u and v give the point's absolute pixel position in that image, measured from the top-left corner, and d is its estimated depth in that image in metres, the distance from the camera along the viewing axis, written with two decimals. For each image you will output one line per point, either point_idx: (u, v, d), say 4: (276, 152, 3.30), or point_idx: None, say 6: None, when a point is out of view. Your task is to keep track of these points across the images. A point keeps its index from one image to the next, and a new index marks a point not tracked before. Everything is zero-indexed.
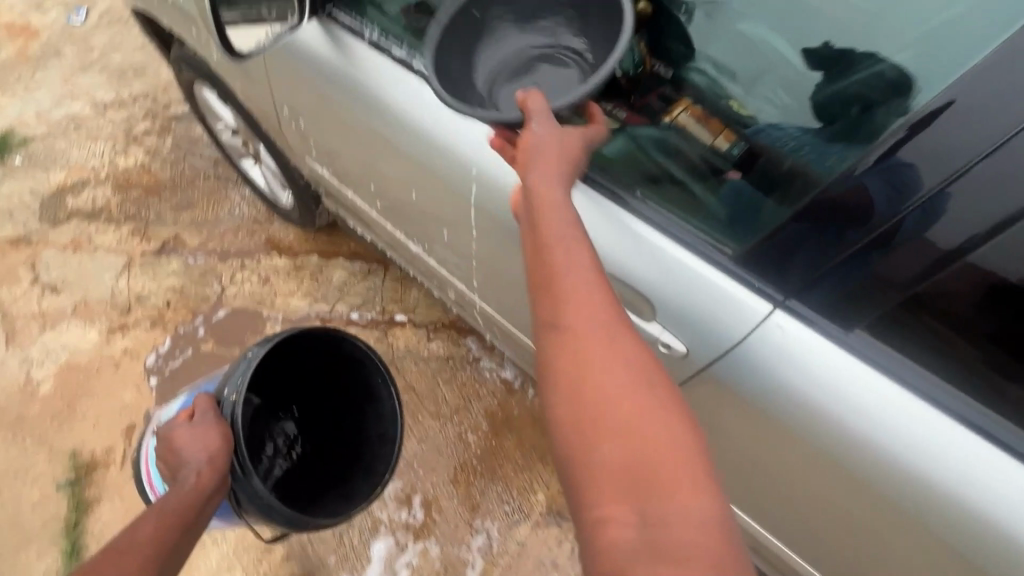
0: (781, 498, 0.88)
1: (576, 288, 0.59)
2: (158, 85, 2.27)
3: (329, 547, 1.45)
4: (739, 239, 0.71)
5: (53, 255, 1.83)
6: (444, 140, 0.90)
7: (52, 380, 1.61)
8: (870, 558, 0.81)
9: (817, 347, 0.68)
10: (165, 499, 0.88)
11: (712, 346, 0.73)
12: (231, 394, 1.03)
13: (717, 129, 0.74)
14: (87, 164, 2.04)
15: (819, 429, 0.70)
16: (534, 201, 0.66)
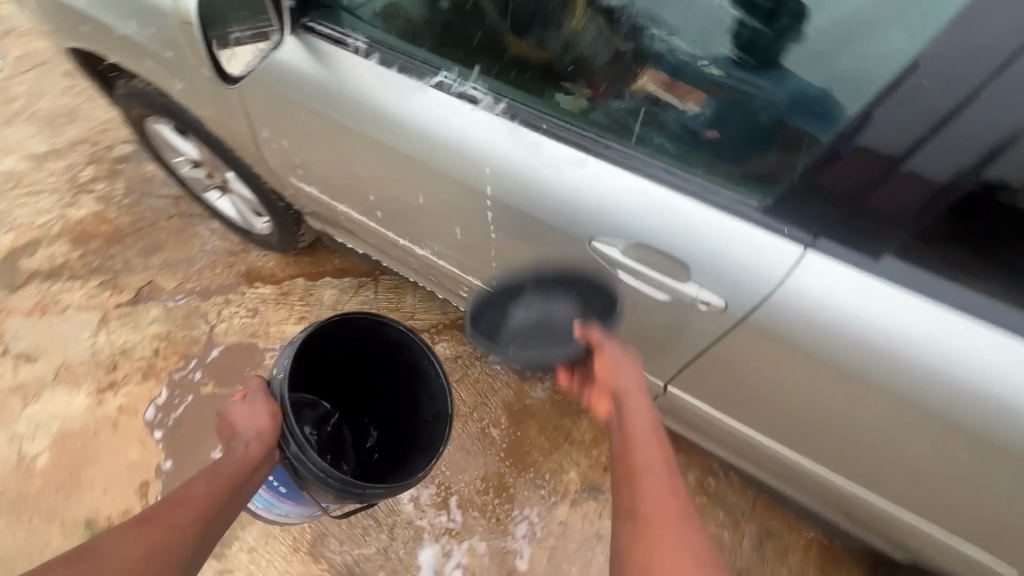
0: (822, 427, 0.94)
1: (653, 463, 0.76)
2: (96, 128, 2.14)
3: (376, 564, 1.43)
4: (768, 191, 0.73)
5: (19, 323, 1.71)
6: (453, 141, 0.91)
7: (47, 452, 1.52)
8: (913, 460, 0.89)
9: (846, 277, 0.73)
10: (215, 464, 0.87)
11: (752, 294, 0.77)
12: (278, 372, 1.06)
13: (686, 93, 0.78)
14: (35, 221, 1.91)
15: (852, 352, 0.77)
16: (627, 400, 0.84)
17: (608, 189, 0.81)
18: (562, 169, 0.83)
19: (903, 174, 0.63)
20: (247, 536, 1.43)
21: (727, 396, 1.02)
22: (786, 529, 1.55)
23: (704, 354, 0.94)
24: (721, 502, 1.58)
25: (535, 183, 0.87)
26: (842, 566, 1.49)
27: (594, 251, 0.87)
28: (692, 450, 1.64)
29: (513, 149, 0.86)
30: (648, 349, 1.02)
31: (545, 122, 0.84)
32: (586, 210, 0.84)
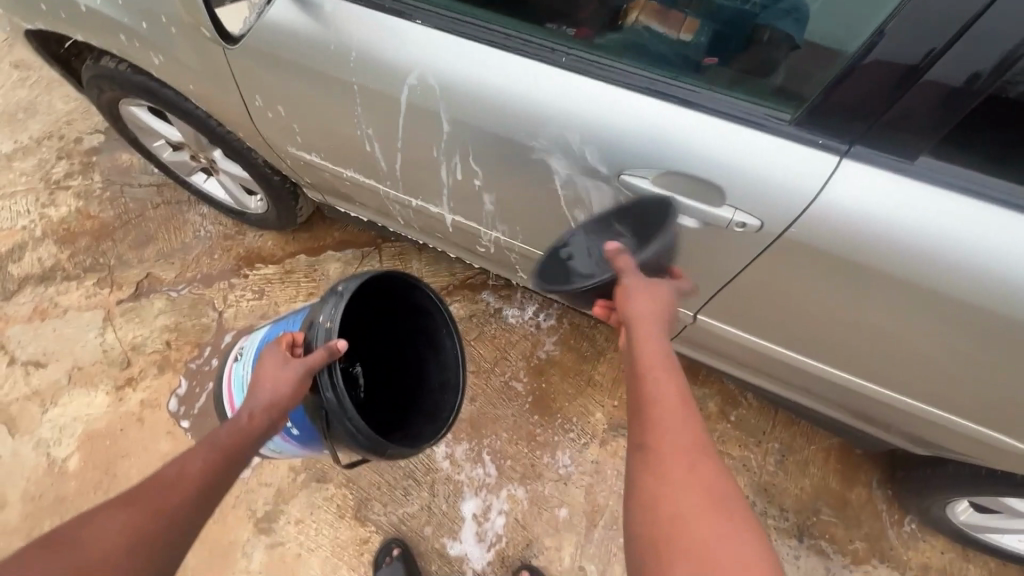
0: (849, 338, 0.97)
1: (660, 387, 0.75)
2: (60, 121, 2.03)
3: (422, 520, 1.48)
4: (800, 101, 0.73)
5: (21, 330, 1.67)
6: (469, 85, 0.87)
7: (77, 454, 1.51)
8: (941, 359, 0.92)
9: (881, 181, 0.74)
10: (219, 429, 0.87)
11: (787, 210, 0.78)
12: (324, 321, 1.01)
13: (681, 22, 0.76)
14: (15, 225, 1.82)
15: (887, 257, 0.78)
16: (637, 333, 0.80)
17: (637, 118, 0.80)
18: (587, 104, 0.82)
19: (926, 82, 0.65)
20: (292, 509, 1.47)
21: (755, 319, 1.04)
22: (805, 443, 1.62)
23: (735, 279, 0.96)
24: (742, 425, 1.64)
25: (557, 122, 0.84)
26: (859, 470, 1.58)
27: (621, 184, 0.85)
28: (709, 380, 1.70)
29: (533, 89, 0.84)
30: None
31: (564, 55, 0.82)
32: (612, 144, 0.82)
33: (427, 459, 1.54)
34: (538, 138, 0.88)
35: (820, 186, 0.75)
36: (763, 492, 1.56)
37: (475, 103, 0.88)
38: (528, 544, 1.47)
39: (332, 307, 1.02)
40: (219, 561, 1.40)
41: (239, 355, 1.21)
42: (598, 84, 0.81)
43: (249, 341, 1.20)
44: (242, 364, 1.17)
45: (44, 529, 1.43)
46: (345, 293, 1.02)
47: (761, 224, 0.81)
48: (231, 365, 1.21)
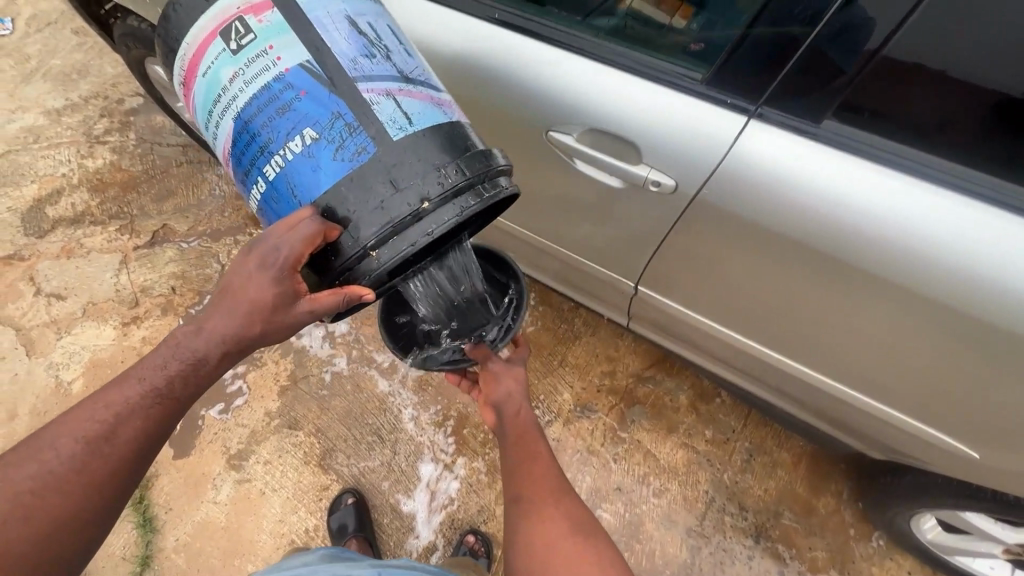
0: (799, 313, 1.02)
1: (532, 447, 0.96)
2: (106, 83, 2.22)
3: (381, 475, 1.54)
4: (706, 64, 0.82)
5: (49, 265, 1.84)
6: (438, 43, 1.00)
7: (82, 379, 1.65)
8: (877, 336, 0.96)
9: (797, 148, 0.81)
10: (169, 355, 0.72)
11: (702, 166, 0.86)
12: (372, 243, 0.74)
13: (674, 7, 0.85)
14: (57, 172, 2.01)
15: (809, 223, 0.85)
16: (511, 411, 1.01)
17: (574, 76, 0.90)
18: (534, 60, 0.92)
19: (830, 49, 0.73)
20: (262, 451, 1.55)
21: (706, 285, 1.11)
22: (774, 446, 1.59)
23: (672, 239, 1.04)
24: (711, 421, 1.62)
25: (509, 78, 0.95)
26: (830, 479, 1.53)
27: (551, 141, 0.99)
28: (683, 372, 1.69)
29: (493, 50, 0.95)
30: (622, 237, 1.12)
31: (497, 12, 0.94)
32: (549, 101, 0.94)
33: (394, 417, 1.60)
34: (484, 92, 1.00)
35: (769, 158, 0.82)
36: (725, 489, 1.54)
37: (443, 60, 1.00)
38: (479, 511, 1.50)
39: (405, 234, 0.74)
40: (192, 488, 1.50)
41: (238, 42, 0.76)
42: (540, 43, 0.91)
43: (260, 36, 0.75)
44: (234, 71, 0.77)
45: None
46: (429, 229, 0.74)
47: (677, 183, 0.90)
48: (215, 38, 0.78)
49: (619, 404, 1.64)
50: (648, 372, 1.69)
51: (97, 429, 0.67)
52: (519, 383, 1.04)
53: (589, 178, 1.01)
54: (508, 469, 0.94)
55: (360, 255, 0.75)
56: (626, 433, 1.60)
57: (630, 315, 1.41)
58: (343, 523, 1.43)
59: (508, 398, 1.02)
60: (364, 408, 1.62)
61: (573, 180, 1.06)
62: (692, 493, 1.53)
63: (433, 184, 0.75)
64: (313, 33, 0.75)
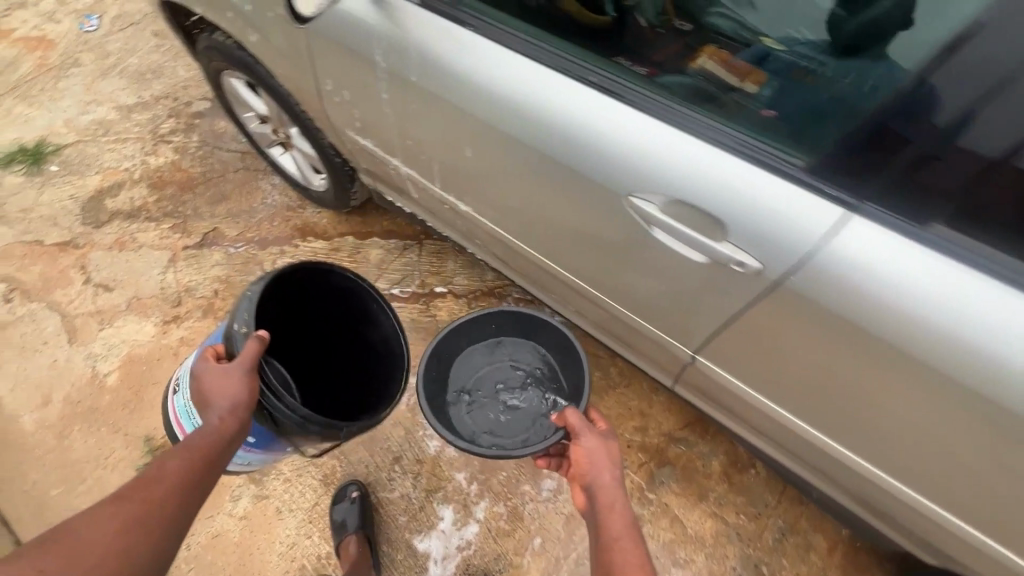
0: (852, 404, 0.95)
1: (629, 550, 0.83)
2: (177, 85, 2.31)
3: (399, 508, 1.50)
4: (809, 150, 0.76)
5: (100, 256, 1.88)
6: (509, 92, 0.95)
7: (117, 372, 1.67)
8: (935, 440, 0.89)
9: (882, 243, 0.74)
10: (189, 438, 0.91)
11: (791, 257, 0.78)
12: (240, 329, 1.13)
13: (744, 73, 0.87)
14: (121, 166, 2.08)
15: (887, 323, 0.77)
16: (604, 506, 0.90)
17: (659, 146, 0.83)
18: (615, 123, 0.87)
19: (953, 151, 0.65)
20: (284, 467, 1.54)
21: (750, 360, 1.03)
22: (810, 527, 1.51)
23: (733, 323, 0.97)
24: (743, 492, 1.56)
25: (583, 138, 0.90)
26: (864, 571, 1.45)
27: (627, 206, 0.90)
28: (717, 437, 1.63)
29: (567, 106, 0.91)
30: (678, 314, 1.05)
31: (594, 75, 0.89)
32: (624, 167, 0.87)
33: (418, 449, 1.58)
34: (545, 145, 0.95)
35: (858, 252, 0.75)
36: (753, 568, 1.46)
37: (509, 113, 0.97)
38: (496, 559, 1.45)
39: (246, 314, 1.15)
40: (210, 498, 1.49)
41: (177, 388, 1.34)
42: (623, 106, 0.87)
43: (183, 371, 1.34)
44: (184, 396, 1.30)
45: (73, 432, 1.58)
46: (250, 298, 1.16)
47: (764, 266, 0.82)
48: (174, 396, 1.34)
49: (649, 463, 1.59)
50: (681, 433, 1.64)
51: (154, 497, 0.81)
52: (613, 466, 0.93)
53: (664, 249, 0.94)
54: None
55: (239, 337, 1.11)
56: (654, 494, 1.54)
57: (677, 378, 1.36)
58: (344, 519, 1.42)
59: (599, 486, 0.92)
60: (388, 435, 1.59)
61: (638, 250, 0.98)
62: (718, 567, 1.46)
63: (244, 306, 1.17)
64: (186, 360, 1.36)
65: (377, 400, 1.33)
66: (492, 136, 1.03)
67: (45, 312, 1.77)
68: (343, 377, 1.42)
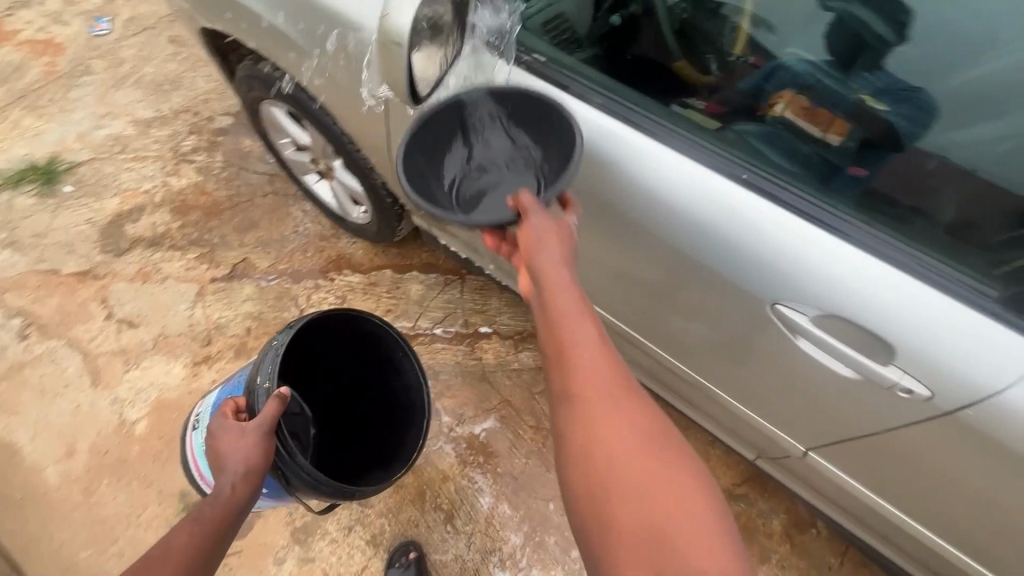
0: (923, 486, 0.90)
1: (585, 362, 0.70)
2: (198, 98, 2.16)
3: (453, 571, 1.44)
4: (1005, 281, 0.71)
5: (122, 288, 1.76)
6: (640, 179, 0.90)
7: (146, 420, 1.57)
8: (1007, 529, 0.85)
9: (977, 325, 0.72)
10: (201, 507, 0.90)
11: (963, 390, 0.74)
12: (263, 383, 1.07)
13: (828, 122, 0.82)
14: (140, 188, 1.95)
15: (994, 418, 0.74)
16: (551, 294, 0.74)
17: (830, 259, 0.79)
18: (772, 230, 0.82)
19: None
20: (330, 527, 1.46)
21: (815, 427, 0.99)
22: None
23: (872, 436, 0.90)
24: (806, 554, 1.50)
25: (726, 235, 0.86)
26: None
27: (774, 314, 0.87)
28: (778, 495, 1.57)
29: (703, 199, 0.86)
30: (793, 413, 1.00)
31: (744, 172, 0.84)
32: (779, 276, 0.83)
33: (470, 506, 1.51)
34: (683, 240, 0.91)
35: None
36: None
37: (630, 195, 0.92)
38: None
39: (271, 367, 1.09)
40: (255, 559, 1.42)
41: (195, 426, 1.26)
42: (775, 206, 0.82)
43: (204, 410, 1.26)
44: (201, 435, 1.23)
45: (102, 485, 1.48)
46: (277, 350, 1.10)
47: (932, 393, 0.77)
48: (191, 435, 1.27)
49: None
50: (739, 489, 1.58)
51: None
52: (558, 240, 0.77)
53: (806, 360, 0.88)
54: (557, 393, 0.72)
55: (261, 393, 1.06)
56: None
57: (759, 453, 1.23)
58: None
59: (544, 265, 0.75)
60: (438, 492, 1.52)
61: (775, 354, 0.93)
62: None
63: (269, 360, 1.11)
64: (207, 396, 1.30)
65: (395, 460, 1.21)
66: (611, 217, 0.98)
67: (66, 351, 1.66)
68: (359, 426, 1.32)
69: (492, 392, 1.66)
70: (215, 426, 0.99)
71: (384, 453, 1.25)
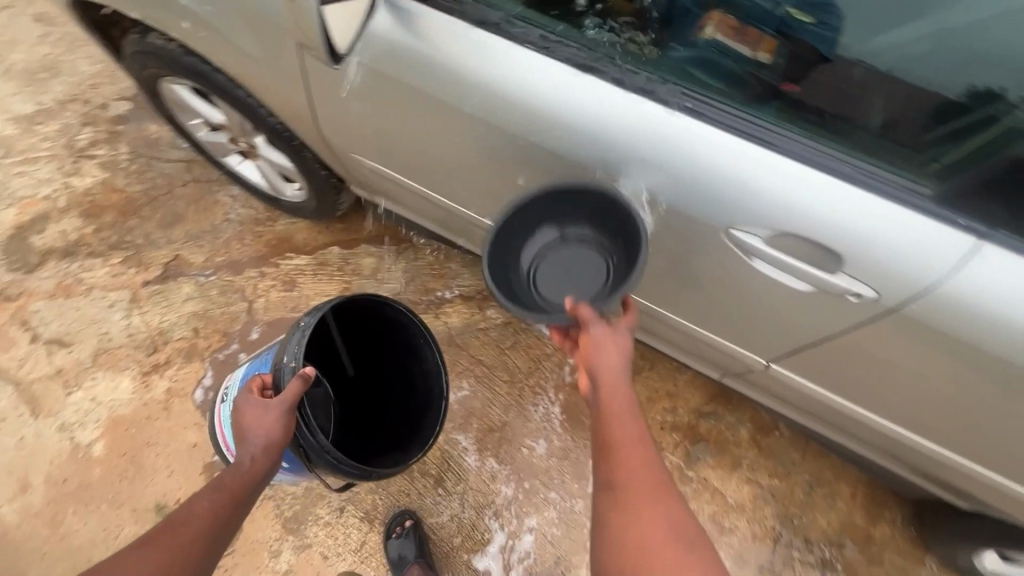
0: (873, 378, 0.98)
1: (633, 462, 0.80)
2: (84, 83, 1.92)
3: (451, 530, 1.48)
4: (933, 178, 0.76)
5: (44, 306, 1.61)
6: (587, 121, 0.87)
7: (102, 441, 1.48)
8: (946, 404, 0.94)
9: (915, 223, 0.77)
10: (222, 476, 0.89)
11: (906, 286, 0.80)
12: (288, 361, 1.04)
13: (757, 41, 0.81)
14: (38, 194, 1.75)
15: (934, 306, 0.80)
16: (608, 396, 0.85)
17: (777, 180, 0.81)
18: (719, 157, 0.83)
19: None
20: (321, 512, 1.45)
21: (775, 341, 1.04)
22: (834, 476, 1.61)
23: (829, 342, 0.96)
24: (773, 455, 1.63)
25: (677, 169, 0.85)
26: (884, 508, 1.57)
27: (730, 241, 0.89)
28: (742, 406, 1.67)
29: (652, 132, 0.84)
30: (754, 331, 1.05)
31: (689, 100, 0.83)
32: (729, 201, 0.84)
33: (458, 468, 1.53)
34: (634, 179, 0.90)
35: (966, 272, 0.77)
36: (790, 523, 1.56)
37: (575, 139, 0.89)
38: (555, 562, 1.46)
39: (297, 346, 1.06)
40: (250, 555, 1.40)
41: (224, 399, 1.23)
42: (719, 131, 0.82)
43: (233, 382, 1.23)
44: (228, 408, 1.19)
45: (68, 515, 1.41)
46: (303, 331, 1.07)
47: (879, 294, 0.83)
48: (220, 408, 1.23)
49: (684, 441, 1.63)
50: (708, 407, 1.67)
51: (178, 542, 0.81)
52: (619, 352, 0.87)
53: (762, 279, 0.91)
54: (605, 490, 0.80)
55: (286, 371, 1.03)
56: (693, 471, 1.60)
57: (724, 371, 1.29)
58: (401, 554, 1.40)
59: (605, 371, 0.86)
60: (424, 460, 1.53)
61: (733, 279, 0.96)
62: (761, 529, 1.55)
63: (296, 341, 1.07)
64: (235, 371, 1.25)
65: (410, 444, 1.20)
66: (560, 164, 0.95)
67: None
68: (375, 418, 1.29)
69: (463, 354, 1.65)
70: (239, 401, 0.96)
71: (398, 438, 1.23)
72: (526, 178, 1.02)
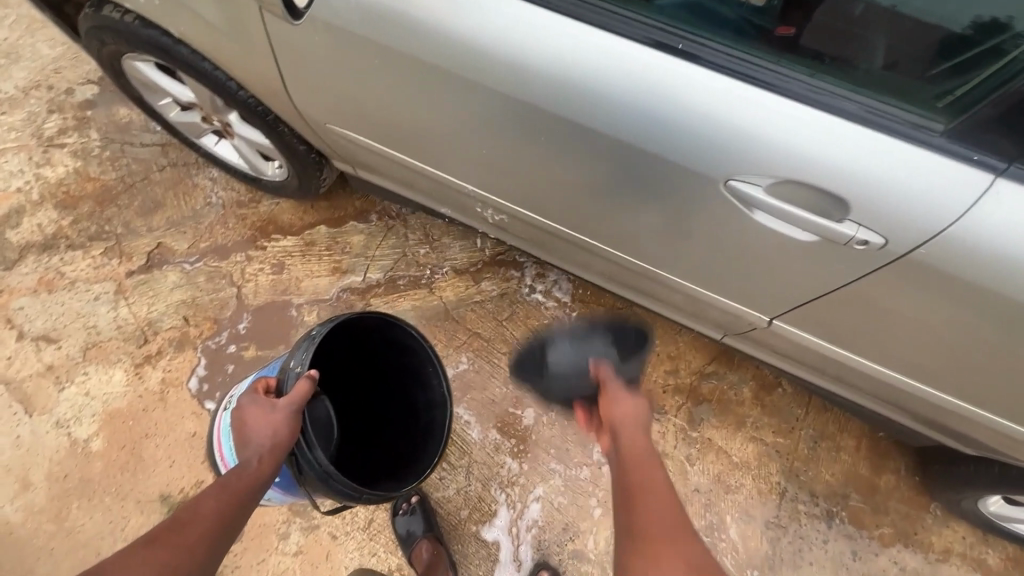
0: (878, 328, 0.96)
1: None
2: (46, 68, 1.83)
3: (458, 503, 1.48)
4: (941, 113, 0.71)
5: (27, 303, 1.57)
6: (573, 70, 0.82)
7: (100, 435, 1.46)
8: (954, 352, 0.92)
9: (923, 162, 0.73)
10: (227, 476, 0.87)
11: (914, 229, 0.76)
12: (293, 366, 1.02)
13: None
14: (10, 187, 1.69)
15: (943, 249, 0.77)
16: None
17: (778, 123, 0.76)
18: (715, 102, 0.78)
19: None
20: None
21: (777, 295, 1.01)
22: (837, 429, 1.61)
23: (832, 293, 0.93)
24: (776, 412, 1.62)
25: (671, 117, 0.80)
26: (888, 457, 1.58)
27: (729, 192, 0.84)
28: (745, 365, 1.66)
29: (642, 78, 0.79)
30: (756, 286, 1.02)
31: (681, 42, 0.77)
32: (727, 149, 0.80)
33: (461, 442, 1.52)
34: (625, 131, 0.85)
35: (975, 211, 0.73)
36: (794, 478, 1.57)
37: (561, 91, 0.84)
38: (564, 529, 1.47)
39: (304, 350, 1.03)
40: (258, 539, 1.41)
41: (228, 406, 1.19)
42: (715, 75, 0.77)
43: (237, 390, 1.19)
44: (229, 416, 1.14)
45: (72, 510, 1.40)
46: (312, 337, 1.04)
47: (886, 240, 0.79)
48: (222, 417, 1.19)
49: (686, 403, 1.62)
50: (710, 367, 1.66)
51: (188, 539, 0.78)
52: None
53: (763, 232, 0.88)
54: None
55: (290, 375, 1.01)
56: (697, 432, 1.60)
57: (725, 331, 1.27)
58: (410, 529, 1.41)
59: None
60: None
61: (733, 234, 0.92)
62: (766, 485, 1.56)
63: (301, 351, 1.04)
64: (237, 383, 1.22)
65: (407, 471, 1.17)
66: (547, 120, 0.90)
67: None
68: (376, 430, 1.27)
69: (460, 327, 1.62)
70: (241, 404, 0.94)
71: (395, 461, 1.20)
72: (513, 138, 0.97)
